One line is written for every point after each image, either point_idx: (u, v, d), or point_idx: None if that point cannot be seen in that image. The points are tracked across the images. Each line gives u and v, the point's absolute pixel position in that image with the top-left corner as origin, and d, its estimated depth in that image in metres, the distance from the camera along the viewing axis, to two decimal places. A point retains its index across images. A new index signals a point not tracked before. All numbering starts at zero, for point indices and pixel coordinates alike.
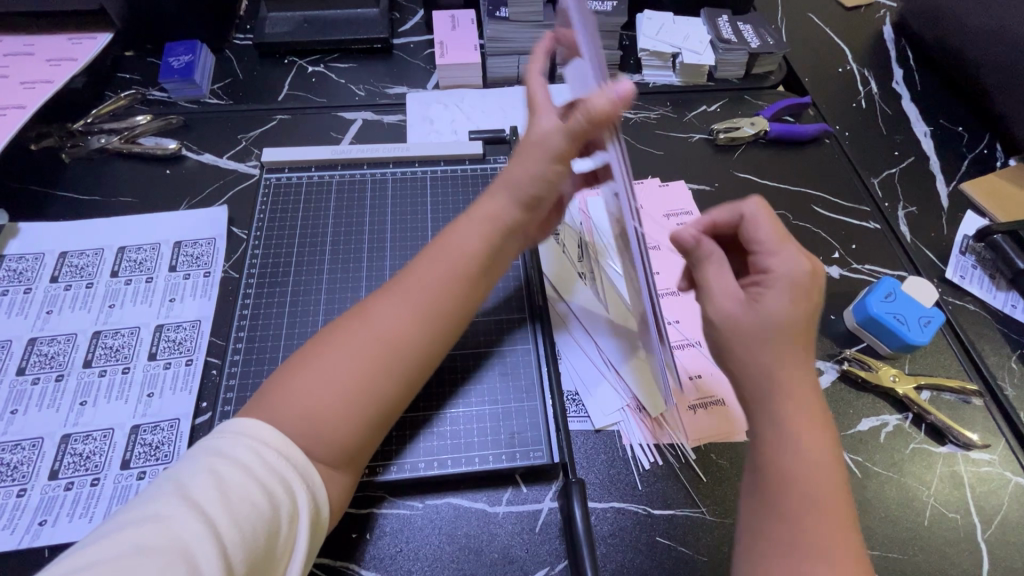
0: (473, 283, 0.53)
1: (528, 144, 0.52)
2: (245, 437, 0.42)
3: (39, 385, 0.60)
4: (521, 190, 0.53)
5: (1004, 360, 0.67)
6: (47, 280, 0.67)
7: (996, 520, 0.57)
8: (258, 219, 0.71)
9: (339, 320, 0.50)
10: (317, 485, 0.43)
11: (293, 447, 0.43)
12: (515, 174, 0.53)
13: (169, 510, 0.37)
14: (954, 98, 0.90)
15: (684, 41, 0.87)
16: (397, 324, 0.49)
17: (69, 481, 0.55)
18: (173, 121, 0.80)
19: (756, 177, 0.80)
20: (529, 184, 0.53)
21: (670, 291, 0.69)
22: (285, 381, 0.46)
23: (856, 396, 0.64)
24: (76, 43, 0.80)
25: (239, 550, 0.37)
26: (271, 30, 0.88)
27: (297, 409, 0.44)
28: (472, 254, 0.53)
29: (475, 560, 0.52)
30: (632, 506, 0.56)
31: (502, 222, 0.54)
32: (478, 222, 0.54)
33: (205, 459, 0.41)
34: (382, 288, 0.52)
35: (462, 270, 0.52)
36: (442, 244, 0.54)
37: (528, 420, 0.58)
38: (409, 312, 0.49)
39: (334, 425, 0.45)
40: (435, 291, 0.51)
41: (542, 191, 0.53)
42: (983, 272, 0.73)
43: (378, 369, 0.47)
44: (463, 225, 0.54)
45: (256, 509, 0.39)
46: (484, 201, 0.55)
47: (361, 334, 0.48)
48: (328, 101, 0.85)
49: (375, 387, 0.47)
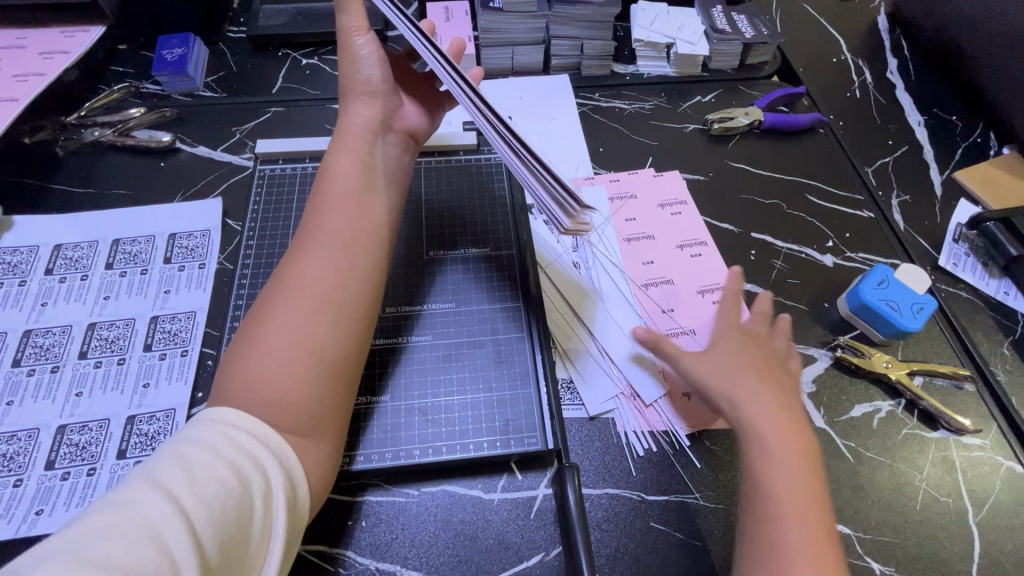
0: (366, 195, 0.54)
1: (341, 49, 0.57)
2: (212, 423, 0.43)
3: (34, 376, 0.60)
4: (365, 86, 0.57)
5: (996, 346, 0.68)
6: (41, 273, 0.67)
7: (987, 503, 0.58)
8: (253, 211, 0.71)
9: (265, 296, 0.50)
10: (290, 460, 0.44)
11: (255, 422, 0.44)
12: (349, 78, 0.57)
13: (136, 494, 0.37)
14: (948, 86, 0.90)
15: (678, 31, 0.87)
16: (321, 278, 0.50)
17: (65, 472, 0.55)
18: (167, 113, 0.79)
19: (750, 166, 0.80)
20: (367, 74, 0.56)
21: (663, 280, 0.69)
22: (232, 371, 0.47)
23: (849, 382, 0.64)
24: (69, 36, 0.80)
25: (209, 529, 0.37)
26: (265, 23, 0.88)
27: (250, 390, 0.46)
28: (351, 173, 0.54)
29: (471, 546, 0.53)
30: (627, 493, 0.56)
31: (362, 127, 0.56)
32: (342, 140, 0.56)
33: (175, 446, 0.41)
34: (293, 251, 0.52)
35: (349, 188, 0.54)
36: (321, 179, 0.55)
37: (522, 408, 0.59)
38: (327, 262, 0.51)
39: (290, 393, 0.46)
40: (342, 230, 0.52)
41: (380, 77, 0.57)
42: (976, 260, 0.73)
43: (314, 325, 0.48)
44: (332, 152, 0.55)
45: (224, 487, 0.39)
46: (344, 121, 0.57)
47: (290, 302, 0.49)
48: (322, 93, 0.84)
49: (317, 344, 0.48)
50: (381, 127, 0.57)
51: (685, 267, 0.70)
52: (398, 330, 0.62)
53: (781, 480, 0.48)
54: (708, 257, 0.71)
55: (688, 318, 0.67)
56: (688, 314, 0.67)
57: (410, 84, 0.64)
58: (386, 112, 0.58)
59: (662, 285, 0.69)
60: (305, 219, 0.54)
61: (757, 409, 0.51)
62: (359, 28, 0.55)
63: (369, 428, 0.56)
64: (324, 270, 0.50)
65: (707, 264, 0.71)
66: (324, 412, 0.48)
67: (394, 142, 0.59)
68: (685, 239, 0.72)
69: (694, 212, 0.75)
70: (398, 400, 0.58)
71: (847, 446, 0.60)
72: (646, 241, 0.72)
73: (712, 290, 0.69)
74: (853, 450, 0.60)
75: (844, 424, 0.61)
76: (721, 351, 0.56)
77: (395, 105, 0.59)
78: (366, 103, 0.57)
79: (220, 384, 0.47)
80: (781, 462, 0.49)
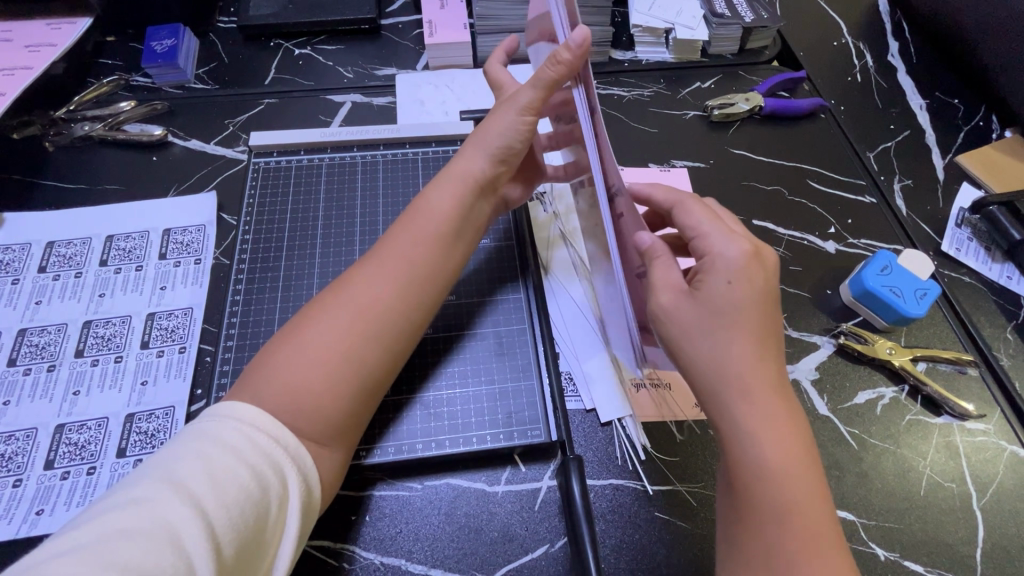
0: (449, 244, 0.55)
1: (503, 104, 0.55)
2: (235, 421, 0.42)
3: (31, 375, 0.60)
4: (499, 151, 0.55)
5: (999, 331, 0.67)
6: (34, 271, 0.66)
7: (991, 487, 0.58)
8: (248, 205, 0.70)
9: (319, 298, 0.51)
10: (308, 465, 0.43)
11: (278, 426, 0.43)
12: (489, 133, 0.55)
13: (157, 495, 0.37)
14: (949, 69, 0.89)
15: (676, 16, 0.86)
16: (383, 301, 0.50)
17: (64, 471, 0.55)
18: (158, 107, 0.78)
19: (751, 153, 0.79)
20: (506, 143, 0.55)
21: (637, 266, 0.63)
22: (272, 358, 0.47)
23: (852, 368, 0.64)
24: (54, 28, 0.78)
25: (227, 532, 0.37)
26: (256, 12, 0.85)
27: (281, 390, 0.45)
28: (445, 220, 0.54)
29: (475, 539, 0.53)
30: (631, 483, 0.56)
31: (471, 181, 0.56)
32: (445, 180, 0.56)
33: (195, 443, 0.40)
34: (360, 262, 0.53)
35: (438, 232, 0.54)
36: (416, 211, 0.55)
37: (525, 400, 0.58)
38: (392, 287, 0.51)
39: (320, 404, 0.46)
40: (414, 265, 0.52)
41: (517, 147, 0.55)
42: (979, 244, 0.73)
43: (361, 343, 0.48)
44: (435, 186, 0.56)
45: (244, 491, 0.38)
46: (458, 163, 0.56)
47: (343, 316, 0.48)
48: (316, 83, 0.83)
49: (361, 362, 0.48)
50: (487, 189, 0.57)
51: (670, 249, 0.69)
52: None
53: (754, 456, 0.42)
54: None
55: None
56: None
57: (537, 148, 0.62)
58: (500, 175, 0.58)
59: None
60: (384, 241, 0.54)
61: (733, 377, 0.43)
62: (530, 108, 0.53)
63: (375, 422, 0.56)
64: (389, 293, 0.50)
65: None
66: (345, 428, 0.47)
67: (491, 204, 0.59)
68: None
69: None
70: (400, 393, 0.58)
71: (850, 434, 0.60)
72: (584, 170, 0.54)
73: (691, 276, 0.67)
74: (858, 437, 0.60)
75: (847, 411, 0.61)
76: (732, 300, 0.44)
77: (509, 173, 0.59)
78: (488, 162, 0.56)
79: (254, 369, 0.47)
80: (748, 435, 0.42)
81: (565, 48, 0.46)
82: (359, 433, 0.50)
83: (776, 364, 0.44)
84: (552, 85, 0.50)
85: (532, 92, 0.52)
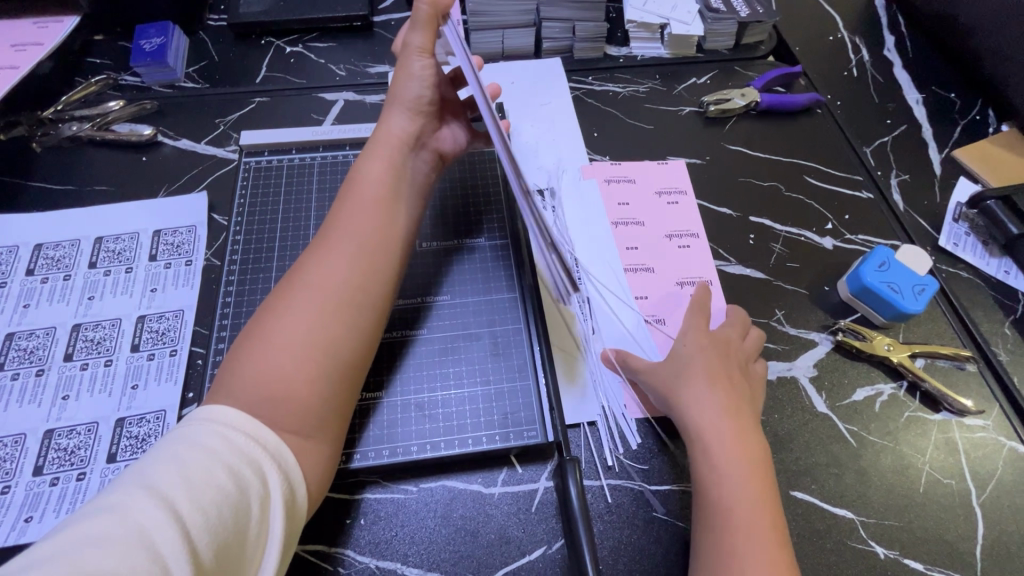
0: (392, 206, 0.55)
1: (401, 59, 0.57)
2: (209, 422, 0.41)
3: (19, 380, 0.59)
4: (413, 104, 0.58)
5: (997, 327, 0.67)
6: (22, 273, 0.65)
7: (991, 484, 0.58)
8: (239, 205, 0.69)
9: (280, 288, 0.50)
10: (288, 462, 0.43)
11: (254, 425, 0.42)
12: (400, 89, 0.57)
13: (131, 498, 0.36)
14: (946, 63, 0.88)
15: (671, 11, 0.85)
16: (345, 280, 0.50)
17: (54, 477, 0.54)
18: (147, 106, 0.77)
19: (747, 149, 0.79)
20: (418, 93, 0.57)
21: (643, 267, 0.67)
22: (240, 355, 0.47)
23: (851, 365, 0.63)
24: (41, 27, 0.77)
25: (205, 534, 0.36)
26: (246, 10, 0.84)
27: (256, 383, 0.45)
28: (383, 181, 0.56)
29: (472, 542, 0.52)
30: (628, 483, 0.55)
31: (399, 139, 0.58)
32: (376, 149, 0.57)
33: (169, 448, 0.40)
34: (315, 245, 0.53)
35: (377, 193, 0.55)
36: (352, 182, 0.56)
37: (520, 400, 0.58)
38: (349, 261, 0.51)
39: (298, 391, 0.46)
40: (369, 234, 0.53)
41: (427, 93, 0.58)
42: (976, 239, 0.73)
43: (331, 322, 0.48)
44: (365, 157, 0.57)
45: (222, 492, 0.38)
46: (382, 127, 0.58)
47: (307, 299, 0.49)
48: (308, 81, 0.82)
49: (331, 343, 0.48)
50: (416, 142, 0.59)
51: (673, 257, 0.68)
52: (393, 324, 0.61)
53: (731, 490, 0.47)
54: (697, 247, 0.70)
55: (660, 308, 0.65)
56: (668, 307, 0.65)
57: (460, 101, 0.65)
58: (423, 128, 0.60)
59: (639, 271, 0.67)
60: (332, 217, 0.54)
61: (708, 413, 0.51)
62: (426, 50, 0.55)
63: (369, 423, 0.55)
64: (348, 266, 0.51)
65: (693, 257, 0.69)
66: (328, 414, 0.47)
67: (425, 159, 0.61)
68: (676, 227, 0.71)
69: (693, 203, 0.73)
70: (396, 395, 0.57)
71: (849, 431, 0.60)
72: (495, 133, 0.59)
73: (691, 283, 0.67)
74: (856, 434, 0.59)
75: (846, 408, 0.61)
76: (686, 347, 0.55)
77: (434, 123, 0.61)
78: (407, 117, 0.58)
79: (226, 370, 0.47)
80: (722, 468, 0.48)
81: None
82: (345, 424, 0.50)
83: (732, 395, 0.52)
84: (433, 18, 0.53)
85: (419, 33, 0.54)
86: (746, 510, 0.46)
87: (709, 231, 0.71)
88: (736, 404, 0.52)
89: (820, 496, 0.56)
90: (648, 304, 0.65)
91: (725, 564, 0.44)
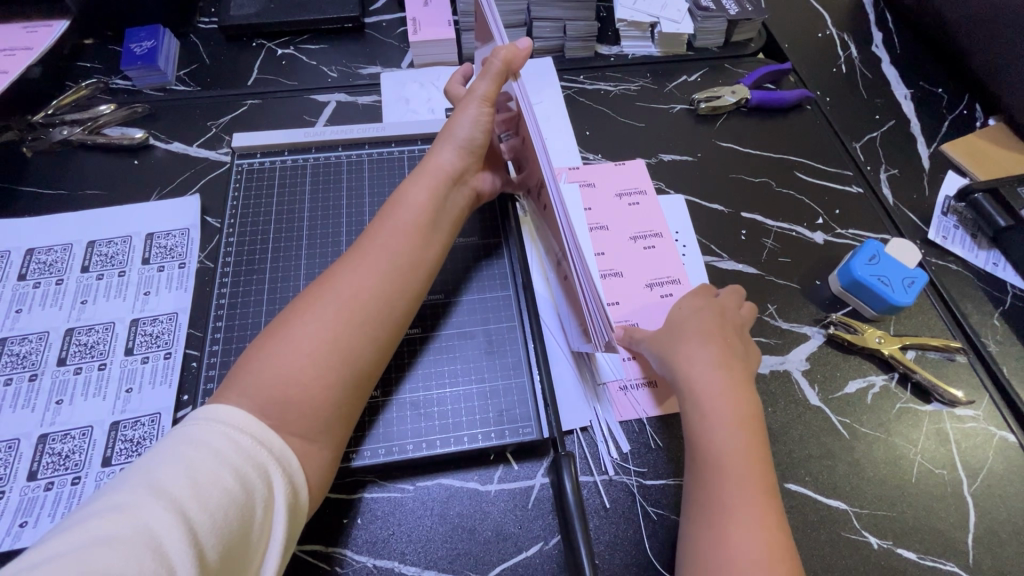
0: (428, 233, 0.55)
1: (462, 101, 0.57)
2: (217, 423, 0.41)
3: (12, 385, 0.58)
4: (465, 143, 0.58)
5: (987, 318, 0.68)
6: (14, 278, 0.65)
7: (982, 473, 0.58)
8: (231, 207, 0.69)
9: (303, 293, 0.51)
10: (292, 466, 0.43)
11: (262, 428, 0.42)
12: (454, 126, 0.58)
13: (137, 499, 0.36)
14: (933, 58, 0.89)
15: (661, 10, 0.86)
16: (370, 294, 0.50)
17: (49, 481, 0.54)
18: (139, 110, 0.77)
19: (738, 146, 0.79)
20: (470, 135, 0.57)
21: (613, 273, 0.67)
22: (257, 354, 0.47)
23: (843, 358, 0.64)
24: (31, 31, 0.77)
25: (211, 537, 0.36)
26: (237, 12, 0.84)
27: (269, 384, 0.45)
28: (428, 212, 0.56)
29: (469, 539, 0.52)
30: (623, 478, 0.56)
31: (445, 175, 0.57)
32: (421, 177, 0.57)
33: (177, 447, 0.40)
34: (345, 256, 0.53)
35: (417, 220, 0.55)
36: (394, 205, 0.56)
37: (515, 398, 0.58)
38: (377, 276, 0.51)
39: (311, 397, 0.46)
40: (398, 255, 0.53)
41: (482, 137, 0.58)
42: (965, 232, 0.73)
43: (350, 332, 0.49)
44: (410, 182, 0.57)
45: (228, 495, 0.38)
46: (432, 158, 0.58)
47: (330, 308, 0.49)
48: (300, 83, 0.82)
49: (352, 353, 0.48)
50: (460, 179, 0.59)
51: (638, 259, 0.68)
52: None
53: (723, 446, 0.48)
54: (661, 250, 0.69)
55: (633, 311, 0.65)
56: (639, 306, 0.65)
57: (498, 152, 0.65)
58: (470, 166, 0.60)
59: (611, 277, 0.67)
60: (366, 234, 0.54)
61: (702, 370, 0.52)
62: (488, 99, 0.55)
63: (365, 423, 0.55)
64: (378, 284, 0.51)
65: (655, 257, 0.69)
66: (334, 420, 0.47)
67: (464, 196, 0.61)
68: (640, 230, 0.70)
69: (652, 202, 0.73)
70: (390, 394, 0.57)
71: (842, 423, 0.60)
72: (526, 160, 0.59)
73: (660, 284, 0.67)
74: (849, 426, 0.60)
75: (838, 401, 0.61)
76: (678, 318, 0.57)
77: (479, 164, 0.61)
78: (458, 154, 0.58)
79: (242, 368, 0.47)
80: (721, 419, 0.49)
81: (516, 51, 0.53)
82: (347, 437, 0.50)
83: (730, 355, 0.53)
84: (503, 74, 0.54)
85: (486, 82, 0.54)
86: (738, 463, 0.47)
87: (700, 227, 0.72)
88: (730, 366, 0.52)
89: (813, 488, 0.56)
90: (621, 308, 0.65)
91: (712, 514, 0.45)
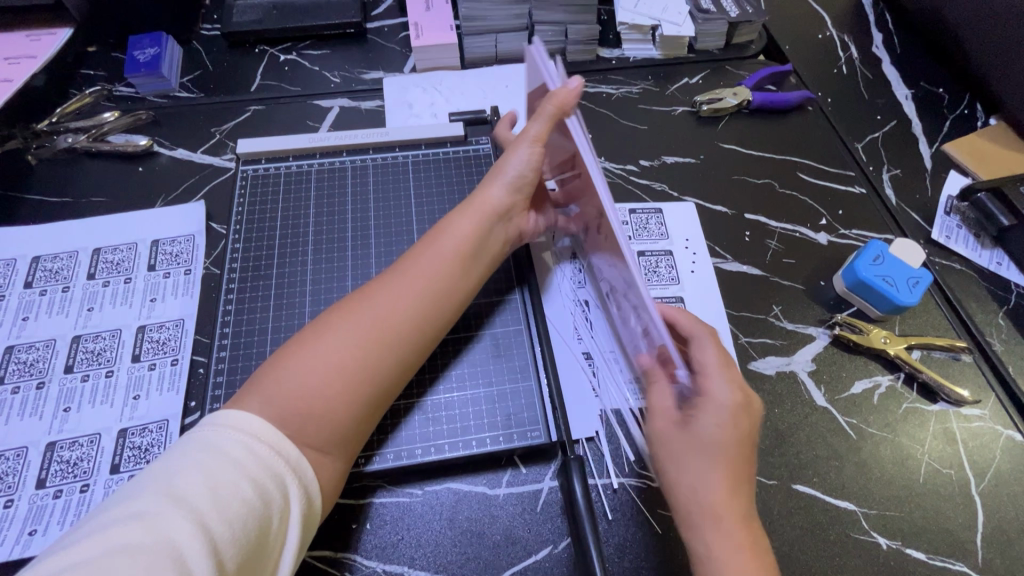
0: (456, 252, 0.55)
1: (516, 138, 0.59)
2: (235, 431, 0.41)
3: (20, 394, 0.58)
4: (514, 179, 0.59)
5: (991, 317, 0.68)
6: (21, 286, 0.65)
7: (989, 472, 0.58)
8: (236, 213, 0.69)
9: (338, 305, 0.51)
10: (308, 477, 0.43)
11: (278, 436, 0.42)
12: (506, 163, 0.59)
13: (157, 508, 0.36)
14: (933, 59, 0.90)
15: (662, 13, 0.86)
16: (409, 324, 0.51)
17: (58, 490, 0.54)
18: (142, 117, 0.77)
19: (741, 147, 0.80)
20: (520, 171, 0.59)
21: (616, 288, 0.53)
22: (286, 360, 0.47)
23: (849, 358, 0.64)
24: (34, 39, 0.77)
25: (230, 548, 0.36)
26: (239, 19, 0.85)
27: (299, 401, 0.45)
28: (463, 235, 0.56)
29: (478, 544, 0.52)
30: (631, 481, 0.56)
31: (491, 209, 0.58)
32: (467, 210, 0.58)
33: (195, 454, 0.40)
34: (385, 276, 0.54)
35: (446, 241, 0.55)
36: (435, 234, 0.57)
37: (523, 401, 0.58)
38: (416, 304, 0.52)
39: (336, 413, 0.46)
40: (436, 281, 0.53)
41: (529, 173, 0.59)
42: (968, 232, 0.74)
43: (381, 357, 0.49)
44: (454, 215, 0.58)
45: (246, 505, 0.38)
46: (480, 192, 0.59)
47: (372, 335, 0.49)
48: (303, 89, 0.82)
49: (379, 377, 0.49)
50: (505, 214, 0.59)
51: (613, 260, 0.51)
52: None
53: None
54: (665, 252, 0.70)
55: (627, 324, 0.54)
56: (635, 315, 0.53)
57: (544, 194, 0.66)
58: (517, 204, 0.60)
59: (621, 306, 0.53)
60: (408, 258, 0.55)
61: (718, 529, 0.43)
62: (539, 138, 0.56)
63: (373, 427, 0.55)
64: (417, 313, 0.51)
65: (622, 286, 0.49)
66: (349, 434, 0.47)
67: (509, 231, 0.60)
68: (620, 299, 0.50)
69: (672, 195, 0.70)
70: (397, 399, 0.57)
71: (849, 423, 0.60)
72: (577, 198, 0.59)
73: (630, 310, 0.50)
74: (856, 426, 0.60)
75: (844, 401, 0.61)
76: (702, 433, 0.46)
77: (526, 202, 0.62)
78: (506, 189, 0.59)
79: (270, 372, 0.47)
80: None
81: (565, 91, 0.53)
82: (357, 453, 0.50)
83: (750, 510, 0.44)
84: (555, 117, 0.54)
85: (540, 124, 0.55)
86: None
87: (704, 229, 0.72)
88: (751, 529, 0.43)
89: (821, 489, 0.57)
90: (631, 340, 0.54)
91: None
